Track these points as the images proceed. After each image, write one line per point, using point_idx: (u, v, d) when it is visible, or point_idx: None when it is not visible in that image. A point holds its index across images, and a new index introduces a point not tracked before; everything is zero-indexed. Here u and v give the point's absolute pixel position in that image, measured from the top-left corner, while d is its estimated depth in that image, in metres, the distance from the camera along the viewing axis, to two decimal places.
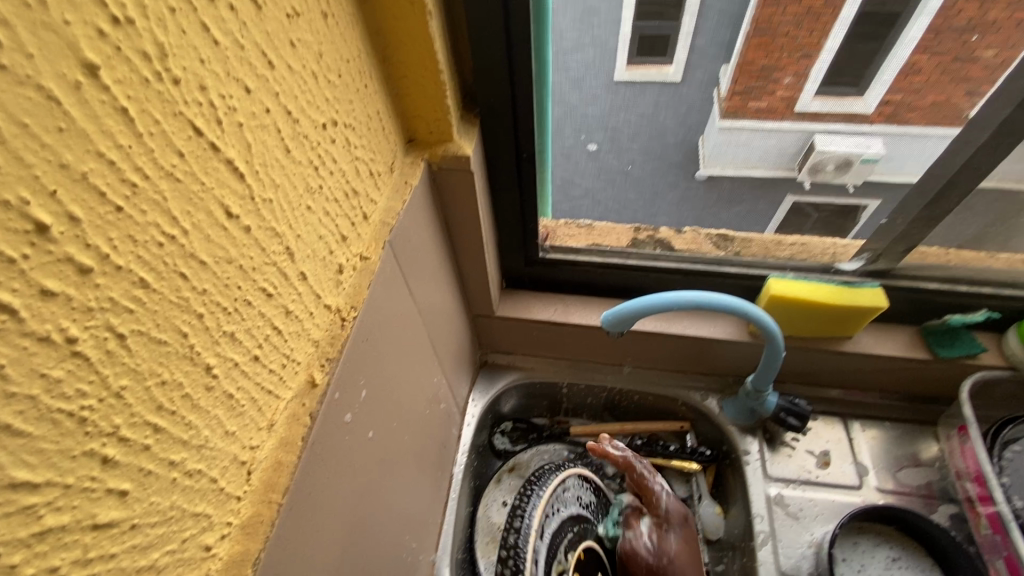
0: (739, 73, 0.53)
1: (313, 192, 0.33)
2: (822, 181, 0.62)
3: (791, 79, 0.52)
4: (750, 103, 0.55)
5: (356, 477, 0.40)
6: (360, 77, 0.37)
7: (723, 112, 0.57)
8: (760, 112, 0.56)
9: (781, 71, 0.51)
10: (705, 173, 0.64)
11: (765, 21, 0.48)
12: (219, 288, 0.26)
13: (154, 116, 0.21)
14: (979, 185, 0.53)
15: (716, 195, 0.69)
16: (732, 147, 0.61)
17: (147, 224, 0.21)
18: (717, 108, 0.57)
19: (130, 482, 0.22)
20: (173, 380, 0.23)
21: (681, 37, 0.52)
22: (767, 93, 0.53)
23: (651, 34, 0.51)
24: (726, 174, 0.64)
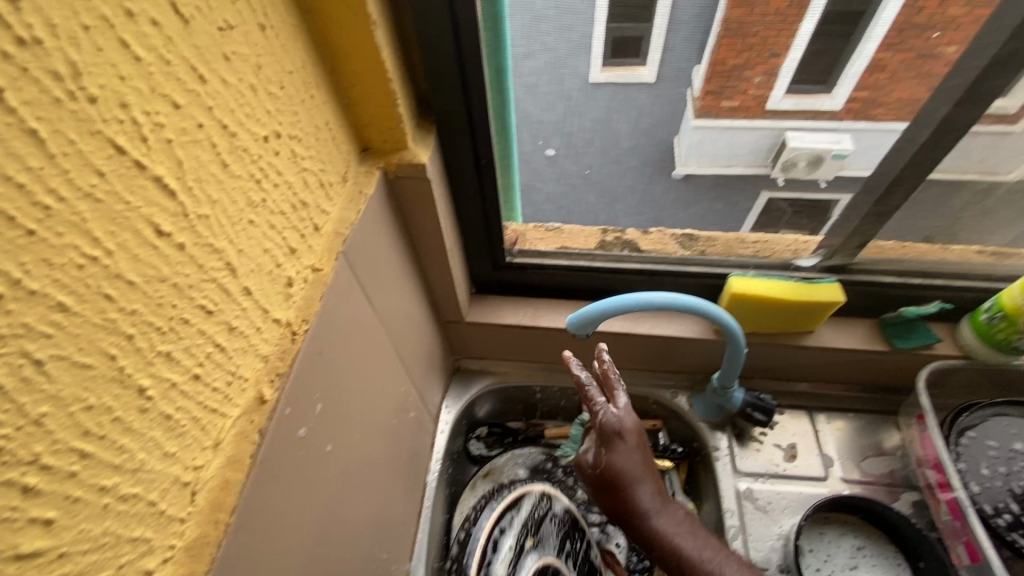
0: (710, 73, 0.52)
1: (257, 206, 0.33)
2: (795, 178, 0.63)
3: (761, 78, 0.52)
4: (723, 103, 0.55)
5: (314, 490, 0.40)
6: (305, 88, 0.37)
7: (696, 112, 0.57)
8: (733, 111, 0.55)
9: (751, 70, 0.51)
10: (681, 172, 0.64)
11: (735, 21, 0.47)
12: (151, 308, 0.25)
13: (69, 136, 0.21)
14: (929, 176, 0.55)
15: (686, 193, 0.68)
16: (712, 143, 0.60)
17: (64, 247, 0.21)
18: (691, 107, 0.56)
19: (56, 510, 0.22)
20: (101, 405, 0.23)
21: (655, 36, 0.51)
22: (739, 92, 0.53)
23: (625, 35, 0.50)
24: (704, 172, 0.64)
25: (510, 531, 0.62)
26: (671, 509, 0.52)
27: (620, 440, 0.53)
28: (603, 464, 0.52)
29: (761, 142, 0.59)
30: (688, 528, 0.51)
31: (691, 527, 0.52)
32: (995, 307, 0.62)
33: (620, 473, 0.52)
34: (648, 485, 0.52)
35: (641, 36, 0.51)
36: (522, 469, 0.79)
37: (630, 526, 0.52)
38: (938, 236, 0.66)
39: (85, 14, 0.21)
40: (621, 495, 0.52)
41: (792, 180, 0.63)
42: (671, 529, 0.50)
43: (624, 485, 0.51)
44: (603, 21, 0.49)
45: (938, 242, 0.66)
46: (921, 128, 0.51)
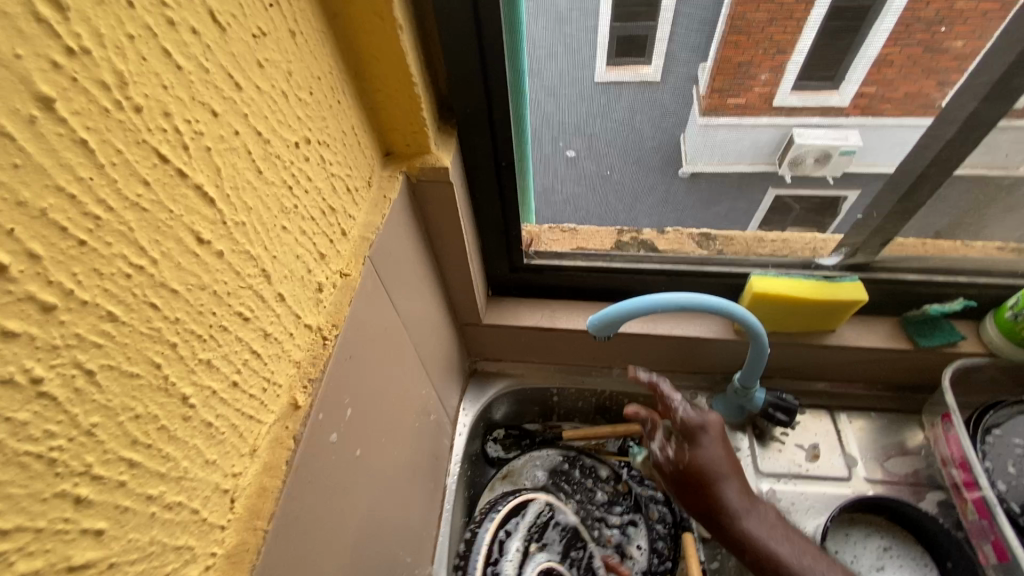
0: (716, 71, 0.50)
1: (289, 212, 0.33)
2: (801, 175, 0.59)
3: (767, 74, 0.50)
4: (730, 100, 0.52)
5: (345, 496, 0.40)
6: (332, 93, 0.37)
7: (702, 110, 0.53)
8: (739, 109, 0.53)
9: (756, 67, 0.49)
10: (688, 171, 0.60)
11: (739, 18, 0.46)
12: (193, 316, 0.25)
13: (116, 146, 0.21)
14: (955, 173, 0.55)
15: (696, 196, 0.65)
16: (730, 141, 0.56)
17: (113, 257, 0.21)
18: (695, 108, 0.53)
19: (106, 520, 0.22)
20: (148, 414, 0.23)
21: (659, 38, 0.48)
22: (745, 90, 0.51)
23: (627, 34, 0.48)
24: (710, 169, 0.60)
25: (516, 534, 0.64)
26: (754, 505, 0.55)
27: (703, 436, 0.57)
28: (693, 464, 0.56)
29: (769, 139, 0.56)
30: (776, 528, 0.54)
31: (780, 528, 0.55)
32: (1021, 303, 0.61)
33: (706, 469, 0.56)
34: (733, 483, 0.56)
35: (644, 35, 0.48)
36: (541, 472, 0.78)
37: (715, 521, 0.55)
38: (944, 234, 0.64)
39: (130, 24, 0.21)
40: (711, 493, 0.55)
41: (799, 177, 0.59)
42: (759, 531, 0.53)
43: (709, 479, 0.56)
44: (608, 16, 0.46)
45: (944, 240, 0.65)
46: (948, 124, 0.50)
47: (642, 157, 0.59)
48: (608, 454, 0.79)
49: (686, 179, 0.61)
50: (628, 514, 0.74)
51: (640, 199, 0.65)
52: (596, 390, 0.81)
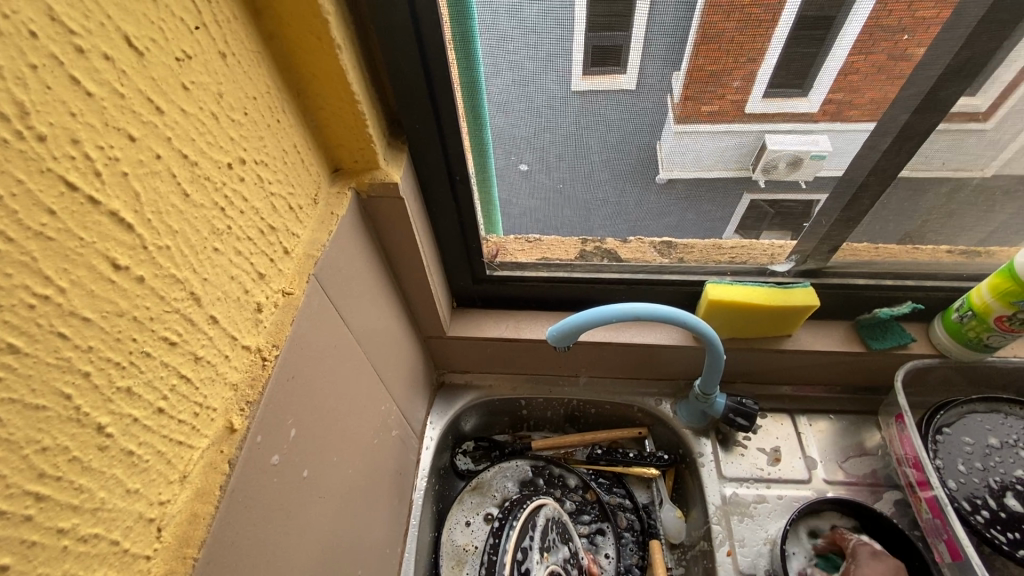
0: (688, 79, 0.49)
1: (221, 234, 0.33)
2: (776, 179, 0.58)
3: (739, 83, 0.48)
4: (703, 108, 0.52)
5: (288, 518, 0.39)
6: (271, 112, 0.37)
7: (678, 117, 0.53)
8: (712, 116, 0.52)
9: (727, 74, 0.48)
10: (665, 177, 0.60)
11: (710, 28, 0.45)
12: (110, 344, 0.25)
13: (17, 176, 0.21)
14: (901, 173, 0.57)
15: (675, 198, 0.63)
16: (686, 151, 0.56)
17: (13, 288, 0.21)
18: (672, 113, 0.53)
19: (11, 555, 0.21)
20: (57, 445, 0.23)
21: (634, 47, 0.47)
22: (717, 97, 0.50)
23: (603, 44, 0.47)
24: (686, 176, 0.59)
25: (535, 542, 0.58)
26: None
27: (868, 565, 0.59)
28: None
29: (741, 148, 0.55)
30: None
31: None
32: (965, 305, 0.63)
33: None
34: None
35: (620, 45, 0.47)
36: (511, 483, 0.77)
37: None
38: (911, 237, 0.65)
39: (32, 54, 0.21)
40: None
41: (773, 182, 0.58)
42: None
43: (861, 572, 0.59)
44: (580, 24, 0.45)
45: (911, 244, 0.66)
46: (882, 137, 0.53)
47: (593, 171, 0.60)
48: (577, 462, 0.79)
49: (663, 186, 0.61)
50: (596, 523, 0.73)
51: (594, 210, 0.66)
52: (564, 400, 0.82)
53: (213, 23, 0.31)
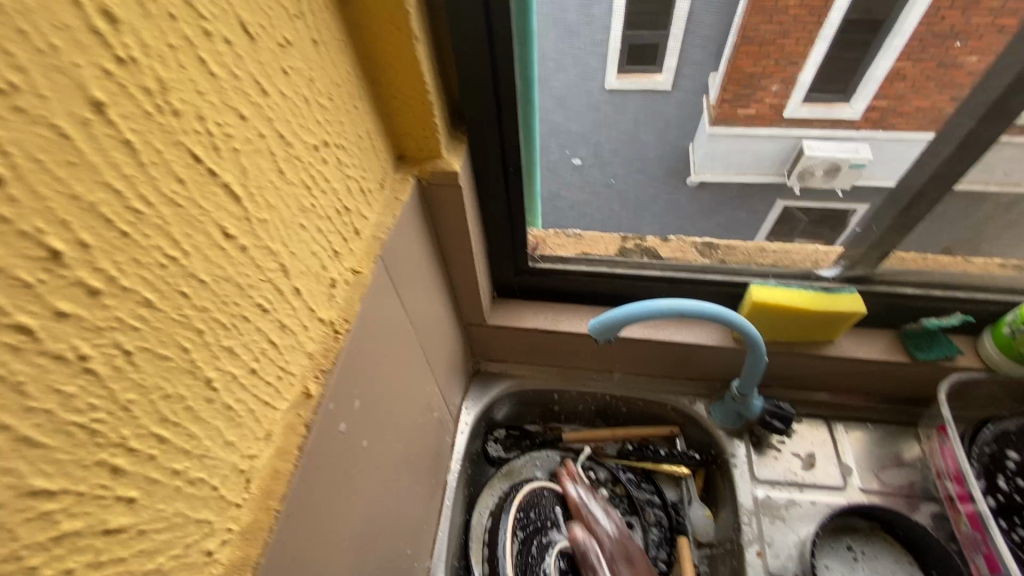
0: None
1: (307, 211, 0.35)
2: None
3: (779, 81, 0.54)
4: (740, 106, 0.56)
5: (351, 483, 0.42)
6: (350, 99, 0.39)
7: (711, 115, 0.57)
8: (747, 118, 0.55)
9: (769, 72, 0.54)
10: None
11: None
12: (219, 306, 0.27)
13: (157, 147, 0.23)
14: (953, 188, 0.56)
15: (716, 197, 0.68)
16: (721, 153, 0.59)
17: (150, 248, 0.23)
18: (705, 111, 0.57)
19: (137, 489, 0.23)
20: (176, 394, 0.25)
21: (667, 45, 0.52)
22: (755, 94, 0.56)
23: (641, 41, 0.53)
24: (719, 176, 0.64)
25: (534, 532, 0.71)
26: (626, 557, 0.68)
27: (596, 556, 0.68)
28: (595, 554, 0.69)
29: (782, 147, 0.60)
30: None
31: None
32: (1018, 320, 0.62)
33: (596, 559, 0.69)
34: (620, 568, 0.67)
35: None
36: (541, 472, 0.81)
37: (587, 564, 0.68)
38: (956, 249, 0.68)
39: (172, 35, 0.23)
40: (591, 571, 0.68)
41: None
42: None
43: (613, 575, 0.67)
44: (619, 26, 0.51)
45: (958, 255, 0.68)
46: (944, 144, 0.52)
47: (650, 168, 0.62)
48: (606, 456, 0.81)
49: None
50: (624, 516, 0.75)
51: (645, 206, 0.69)
52: (596, 395, 0.83)
53: (310, 13, 0.33)
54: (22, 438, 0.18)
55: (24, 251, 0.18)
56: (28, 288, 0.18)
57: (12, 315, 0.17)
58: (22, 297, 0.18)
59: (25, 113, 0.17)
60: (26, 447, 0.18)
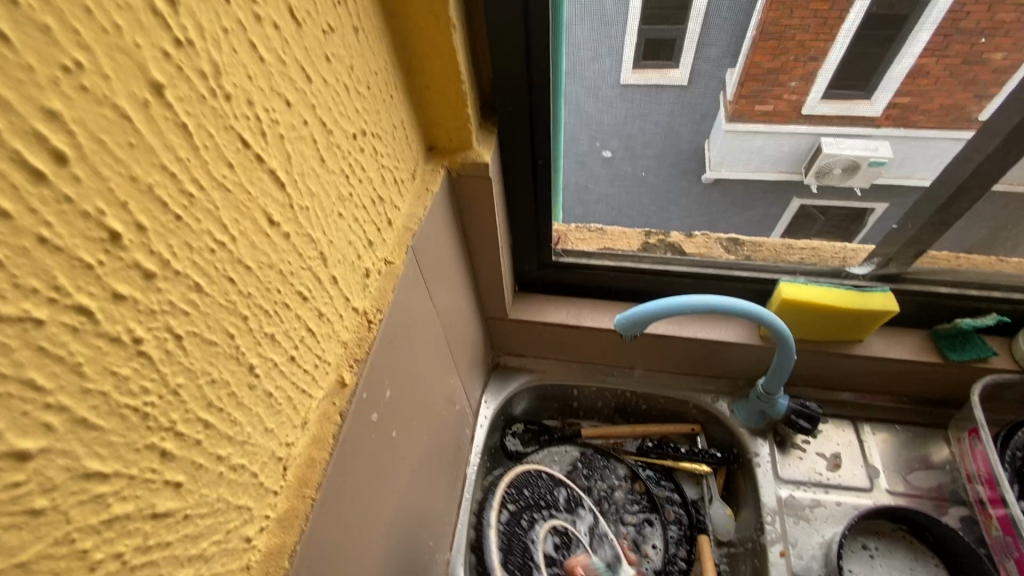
0: (744, 77, 0.50)
1: (344, 199, 0.34)
2: (829, 185, 0.61)
3: (797, 82, 0.50)
4: (757, 107, 0.53)
5: (380, 473, 0.42)
6: (386, 88, 0.39)
7: (729, 116, 0.54)
8: (766, 116, 0.53)
9: (786, 74, 0.49)
10: (711, 177, 0.62)
11: (772, 23, 0.47)
12: (262, 292, 0.27)
13: (209, 130, 0.22)
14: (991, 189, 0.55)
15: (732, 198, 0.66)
16: (738, 150, 0.58)
17: (201, 232, 0.22)
18: (723, 112, 0.54)
19: (184, 474, 0.23)
20: (222, 379, 0.25)
21: (688, 42, 0.49)
22: (773, 97, 0.51)
23: (656, 38, 0.49)
24: (735, 177, 0.61)
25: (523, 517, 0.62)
26: None
27: None
28: None
29: (799, 147, 0.57)
30: None
31: None
32: None
33: None
34: None
35: (673, 40, 0.49)
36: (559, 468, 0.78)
37: None
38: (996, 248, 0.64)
39: (225, 18, 0.23)
40: None
41: (826, 187, 0.60)
42: None
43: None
44: (637, 19, 0.48)
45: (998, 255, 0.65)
46: (990, 137, 0.50)
47: (678, 160, 0.60)
48: (627, 453, 0.79)
49: (710, 185, 0.63)
50: (643, 513, 0.74)
51: (674, 201, 0.67)
52: (616, 391, 0.82)
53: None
54: (80, 420, 0.18)
55: (85, 231, 0.17)
56: (89, 269, 0.18)
57: (73, 296, 0.17)
58: (83, 278, 0.17)
59: (89, 92, 0.17)
60: (83, 430, 0.18)
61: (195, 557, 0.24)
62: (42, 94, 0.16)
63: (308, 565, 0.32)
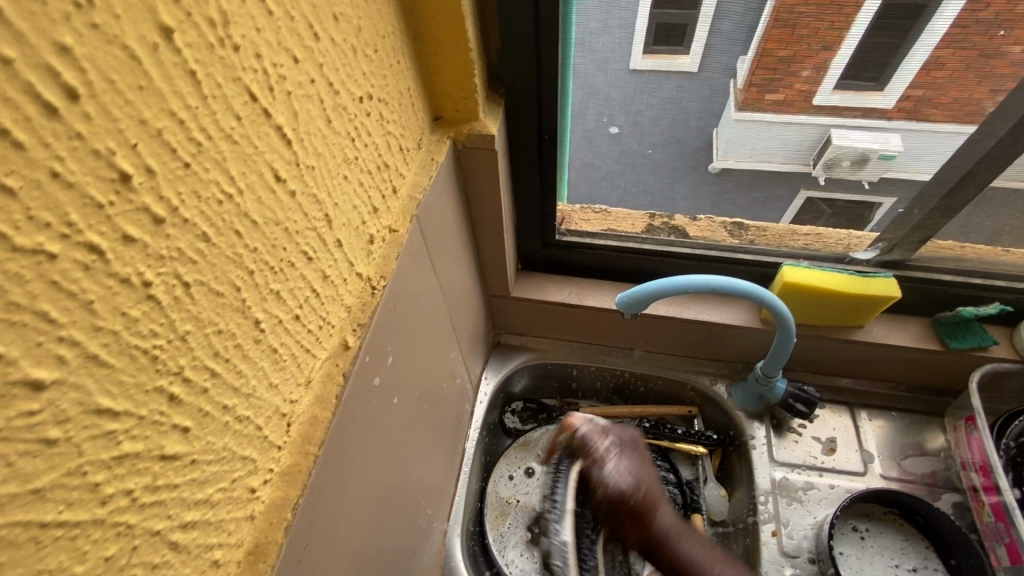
0: (755, 65, 0.51)
1: (350, 162, 0.35)
2: (837, 177, 0.61)
3: (810, 72, 0.50)
4: (767, 95, 0.53)
5: (381, 437, 0.42)
6: (393, 53, 0.39)
7: (738, 105, 0.55)
8: (778, 105, 0.54)
9: (800, 62, 0.49)
10: (718, 167, 0.62)
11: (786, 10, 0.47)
12: (268, 248, 0.27)
13: (217, 80, 0.23)
14: (992, 183, 0.56)
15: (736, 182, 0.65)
16: (751, 139, 0.58)
17: (209, 182, 0.23)
18: (733, 102, 0.55)
19: (191, 420, 0.23)
20: (228, 330, 0.25)
21: (700, 24, 0.49)
22: (784, 86, 0.52)
23: (667, 21, 0.49)
24: (742, 166, 0.61)
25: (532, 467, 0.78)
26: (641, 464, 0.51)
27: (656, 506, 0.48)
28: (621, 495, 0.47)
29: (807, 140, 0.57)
30: (719, 558, 0.47)
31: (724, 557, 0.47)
32: None
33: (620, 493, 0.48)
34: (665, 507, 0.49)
35: (684, 25, 0.50)
36: None
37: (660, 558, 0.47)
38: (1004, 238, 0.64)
39: None
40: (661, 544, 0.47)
41: (834, 179, 0.61)
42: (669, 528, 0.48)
43: (648, 521, 0.48)
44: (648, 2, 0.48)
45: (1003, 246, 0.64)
46: (1004, 120, 0.50)
47: (685, 137, 0.60)
48: None
49: (716, 174, 0.64)
50: None
51: (680, 180, 0.66)
52: (615, 371, 0.83)
53: None
54: (92, 356, 0.18)
55: (96, 170, 0.18)
56: (100, 209, 0.18)
57: (84, 233, 0.17)
58: (94, 217, 0.18)
59: (100, 30, 0.17)
60: (95, 366, 0.19)
61: (201, 502, 0.25)
62: (54, 28, 0.16)
63: (311, 519, 0.32)
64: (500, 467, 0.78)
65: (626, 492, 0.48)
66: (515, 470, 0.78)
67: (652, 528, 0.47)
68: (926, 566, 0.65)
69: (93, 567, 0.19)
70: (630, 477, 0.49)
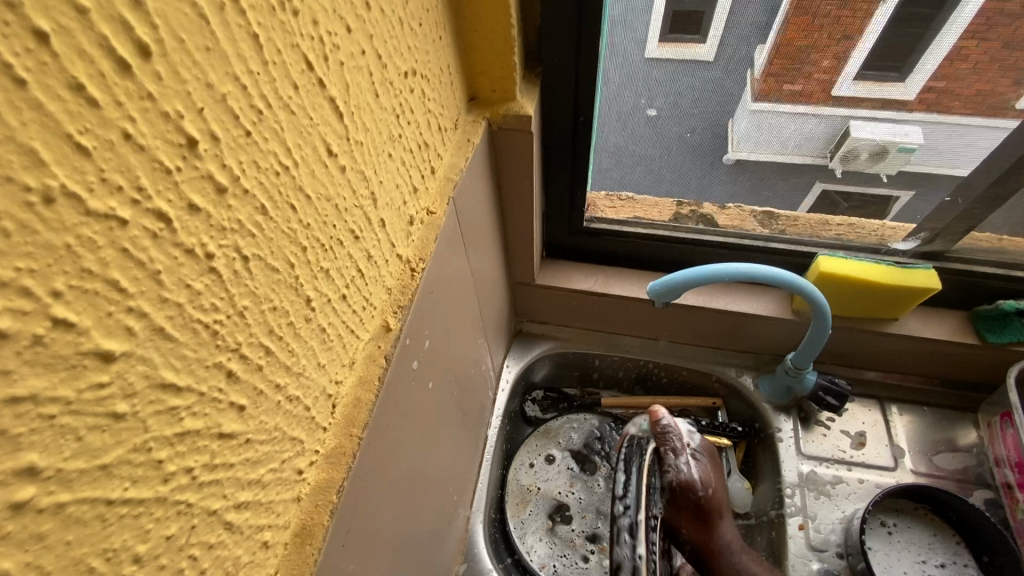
0: (773, 56, 0.51)
1: (394, 140, 0.34)
2: (855, 171, 0.61)
3: (829, 62, 0.50)
4: (784, 86, 0.53)
5: (416, 422, 0.42)
6: (436, 28, 0.37)
7: (755, 95, 0.55)
8: (794, 96, 0.54)
9: (818, 52, 0.50)
10: (732, 158, 0.62)
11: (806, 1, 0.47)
12: (320, 225, 0.26)
13: (277, 46, 0.22)
14: None
15: (763, 174, 0.64)
16: (768, 130, 0.58)
17: (268, 152, 0.22)
18: (750, 90, 0.54)
19: (246, 398, 0.23)
20: (282, 307, 0.24)
21: (715, 15, 0.50)
22: (803, 76, 0.51)
23: (685, 8, 0.49)
24: (756, 159, 0.61)
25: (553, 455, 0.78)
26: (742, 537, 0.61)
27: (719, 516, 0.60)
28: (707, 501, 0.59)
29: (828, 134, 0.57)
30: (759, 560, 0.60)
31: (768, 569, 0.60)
32: None
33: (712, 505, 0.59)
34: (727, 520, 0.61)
35: (702, 11, 0.50)
36: (577, 435, 0.80)
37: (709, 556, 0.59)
38: None
39: None
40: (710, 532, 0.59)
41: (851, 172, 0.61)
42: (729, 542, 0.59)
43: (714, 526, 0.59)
44: None
45: None
46: None
47: (726, 121, 0.58)
48: None
49: (731, 166, 0.63)
50: None
51: (717, 165, 0.64)
52: (639, 361, 0.82)
53: None
54: (158, 329, 0.18)
55: (166, 134, 0.17)
56: (168, 175, 0.17)
57: (153, 200, 0.17)
58: (162, 183, 0.17)
59: None
60: (160, 339, 0.18)
61: (254, 483, 0.24)
62: None
63: (353, 502, 0.32)
64: (521, 454, 0.78)
65: (692, 486, 0.58)
66: (537, 457, 0.77)
67: (712, 534, 0.59)
68: (956, 563, 0.64)
69: (155, 546, 0.19)
70: (704, 478, 0.59)
